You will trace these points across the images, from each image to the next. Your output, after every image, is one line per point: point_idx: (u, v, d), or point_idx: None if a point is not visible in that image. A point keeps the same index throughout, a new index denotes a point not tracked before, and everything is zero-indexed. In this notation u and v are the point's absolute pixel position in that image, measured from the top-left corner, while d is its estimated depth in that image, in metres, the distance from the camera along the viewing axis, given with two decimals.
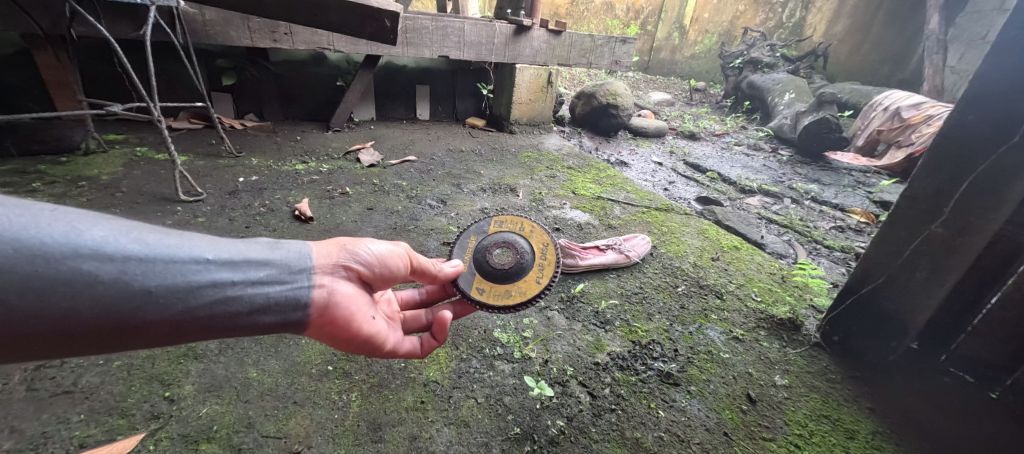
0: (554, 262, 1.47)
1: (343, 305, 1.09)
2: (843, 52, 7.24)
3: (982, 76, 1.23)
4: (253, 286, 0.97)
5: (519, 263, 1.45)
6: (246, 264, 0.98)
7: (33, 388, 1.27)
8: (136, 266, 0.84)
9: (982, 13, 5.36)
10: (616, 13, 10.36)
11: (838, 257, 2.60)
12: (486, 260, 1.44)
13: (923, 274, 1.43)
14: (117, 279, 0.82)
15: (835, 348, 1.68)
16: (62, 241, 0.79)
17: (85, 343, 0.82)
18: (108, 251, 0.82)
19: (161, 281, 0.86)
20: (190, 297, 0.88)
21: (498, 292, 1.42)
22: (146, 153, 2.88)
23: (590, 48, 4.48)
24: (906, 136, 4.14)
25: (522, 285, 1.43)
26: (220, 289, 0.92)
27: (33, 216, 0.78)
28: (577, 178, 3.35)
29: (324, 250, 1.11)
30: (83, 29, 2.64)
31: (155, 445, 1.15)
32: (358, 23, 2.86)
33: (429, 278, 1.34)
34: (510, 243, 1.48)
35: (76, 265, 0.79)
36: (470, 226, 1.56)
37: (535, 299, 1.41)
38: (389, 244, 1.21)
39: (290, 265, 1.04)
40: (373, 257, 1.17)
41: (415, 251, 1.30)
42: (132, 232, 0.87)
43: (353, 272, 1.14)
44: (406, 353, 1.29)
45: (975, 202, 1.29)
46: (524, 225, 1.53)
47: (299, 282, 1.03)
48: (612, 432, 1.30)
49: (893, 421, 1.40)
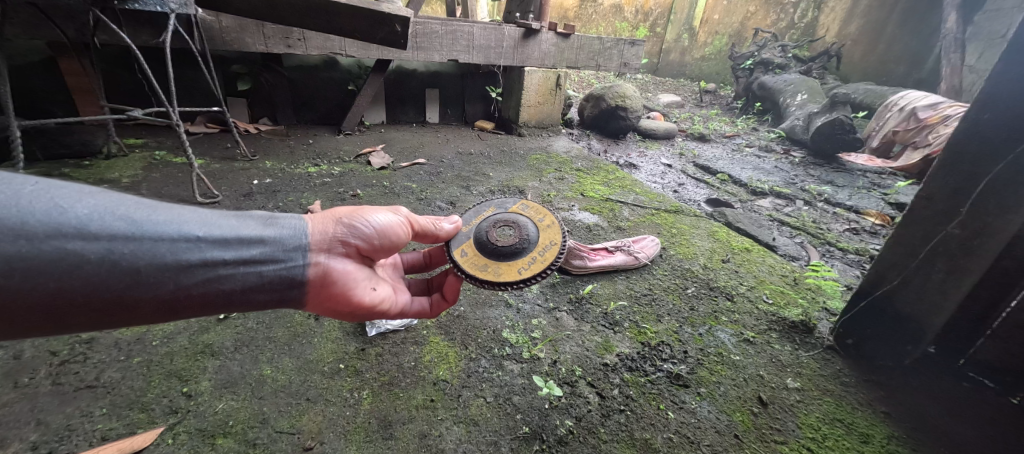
0: (549, 261, 1.34)
1: (340, 281, 1.13)
2: (858, 53, 7.14)
3: (1000, 75, 1.21)
4: (246, 265, 1.00)
5: (515, 246, 1.37)
6: (239, 242, 1.00)
7: (57, 383, 1.32)
8: (124, 245, 0.86)
9: (1002, 11, 5.23)
10: (624, 15, 9.77)
11: (852, 259, 2.56)
12: (486, 231, 1.42)
13: (939, 275, 1.41)
14: (104, 259, 0.84)
15: (849, 351, 1.64)
16: (46, 219, 0.80)
17: (79, 319, 0.86)
18: (94, 230, 0.84)
19: (149, 261, 0.88)
20: (180, 276, 0.92)
21: (478, 263, 1.36)
22: (164, 156, 2.96)
23: (599, 51, 4.43)
24: (923, 137, 4.08)
25: (503, 268, 1.34)
26: (210, 268, 0.95)
27: (15, 193, 0.79)
28: (585, 180, 3.36)
29: (320, 226, 1.13)
30: (106, 36, 2.71)
31: (173, 439, 1.19)
32: (368, 28, 2.89)
33: (430, 239, 1.37)
34: (519, 226, 1.43)
35: (61, 244, 0.81)
36: (499, 200, 1.56)
37: (507, 285, 1.31)
38: (387, 214, 1.23)
39: (285, 242, 1.07)
40: (372, 229, 1.19)
41: (414, 215, 1.32)
42: (118, 208, 0.89)
43: (351, 247, 1.17)
44: (417, 313, 1.38)
45: (994, 200, 1.26)
46: (545, 218, 1.47)
47: (294, 260, 1.07)
48: (621, 433, 1.30)
49: (908, 426, 1.38)
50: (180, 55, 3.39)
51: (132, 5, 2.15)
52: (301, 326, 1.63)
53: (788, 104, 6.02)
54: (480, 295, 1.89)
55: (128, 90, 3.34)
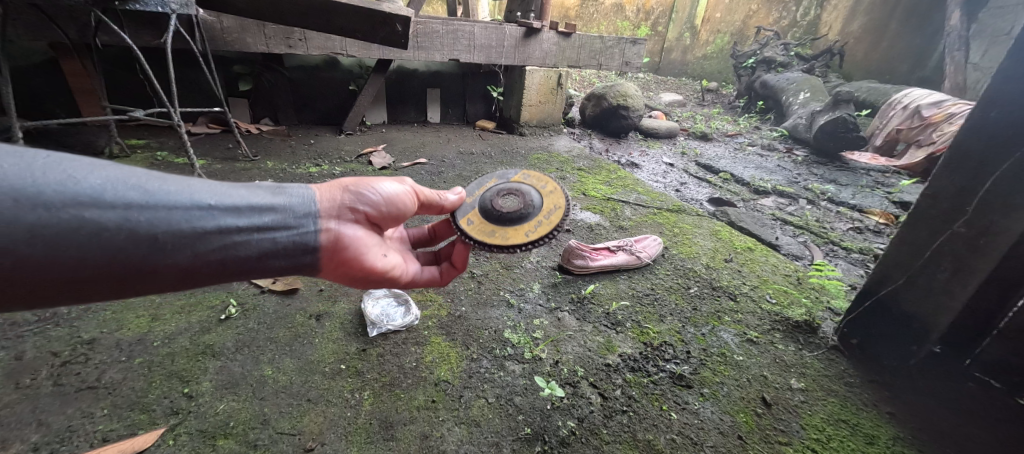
0: (555, 223, 1.34)
1: (352, 246, 1.14)
2: (861, 50, 7.10)
3: (1007, 71, 1.19)
4: (260, 232, 0.99)
5: (520, 211, 1.37)
6: (251, 209, 1.00)
7: (58, 384, 1.32)
8: (139, 213, 0.85)
9: (1007, 8, 5.19)
10: (626, 15, 9.94)
11: (856, 258, 2.55)
12: (490, 200, 1.41)
13: (946, 274, 1.39)
14: (122, 226, 0.83)
15: (854, 351, 1.63)
16: (61, 190, 0.79)
17: (102, 287, 0.86)
18: (108, 199, 0.83)
19: (165, 228, 0.87)
20: (197, 243, 0.91)
21: (485, 230, 1.36)
22: (166, 157, 2.97)
23: (600, 50, 4.42)
24: (926, 136, 4.02)
25: (510, 233, 1.34)
26: (225, 235, 0.95)
27: (28, 166, 0.79)
28: (587, 179, 3.35)
29: (328, 194, 1.13)
30: (107, 37, 2.72)
31: (174, 440, 1.18)
32: (369, 28, 2.89)
33: (436, 211, 1.37)
34: (522, 193, 1.42)
35: (78, 213, 0.80)
36: (499, 171, 1.55)
37: (515, 247, 1.31)
38: (394, 183, 1.23)
39: (295, 209, 1.06)
40: (380, 197, 1.19)
41: (419, 185, 1.32)
42: (130, 178, 0.88)
43: (360, 215, 1.17)
44: (427, 281, 1.41)
45: (1001, 199, 1.25)
46: (547, 184, 1.45)
47: (306, 227, 1.06)
48: (623, 434, 1.29)
49: (914, 426, 1.36)
50: (182, 56, 3.40)
51: (133, 5, 2.16)
52: (302, 326, 1.63)
53: (791, 103, 5.99)
54: (481, 294, 1.88)
55: (130, 91, 3.35)
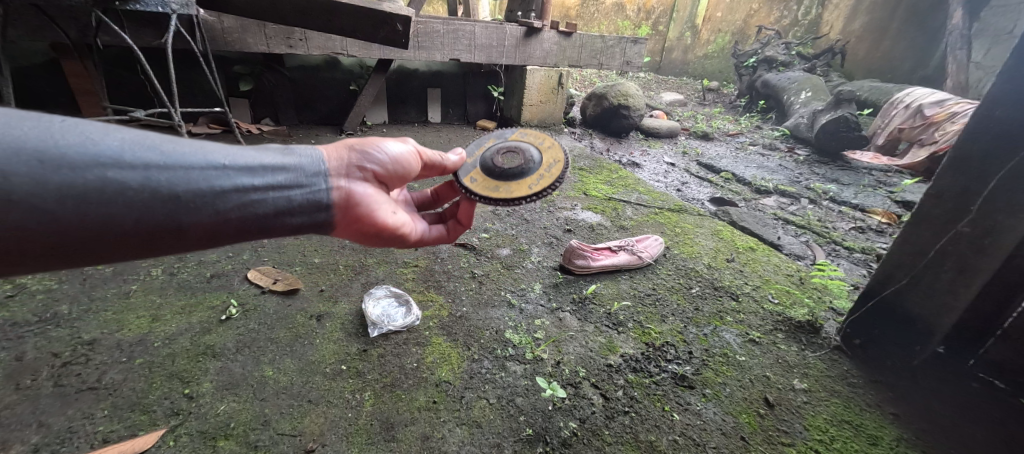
0: (556, 175, 1.34)
1: (364, 204, 1.14)
2: (862, 49, 7.08)
3: (1012, 70, 1.19)
4: (275, 190, 0.99)
5: (521, 167, 1.37)
6: (264, 169, 0.99)
7: (58, 385, 1.31)
8: (158, 172, 0.84)
9: (1010, 6, 5.17)
10: (626, 14, 9.89)
11: (858, 258, 2.54)
12: (491, 158, 1.40)
13: (949, 274, 1.38)
14: (144, 185, 0.82)
15: (858, 351, 1.62)
16: (82, 151, 0.79)
17: (130, 248, 0.85)
18: (128, 159, 0.82)
19: (186, 187, 0.86)
20: (217, 201, 0.90)
21: (488, 186, 1.36)
22: None
23: (601, 49, 4.41)
24: (929, 135, 3.98)
25: (513, 187, 1.34)
26: (243, 193, 0.94)
27: (45, 129, 0.78)
28: (588, 179, 3.34)
29: (334, 154, 1.12)
30: (108, 37, 2.72)
31: (174, 441, 1.18)
32: (370, 28, 2.89)
33: (437, 171, 1.38)
34: (521, 150, 1.42)
35: (101, 172, 0.79)
36: (496, 133, 1.54)
37: (521, 200, 1.30)
38: (398, 142, 1.22)
39: (306, 169, 1.06)
40: (386, 157, 1.18)
41: (422, 146, 1.31)
42: (145, 139, 0.87)
43: (369, 173, 1.16)
44: (435, 238, 1.43)
45: (1005, 199, 1.24)
46: (545, 141, 1.45)
47: (318, 186, 1.06)
48: (624, 435, 1.29)
49: (919, 427, 1.35)
50: (182, 56, 3.40)
51: (133, 5, 2.16)
52: (303, 327, 1.62)
53: (793, 102, 5.97)
54: (482, 294, 1.88)
55: (131, 91, 3.35)
